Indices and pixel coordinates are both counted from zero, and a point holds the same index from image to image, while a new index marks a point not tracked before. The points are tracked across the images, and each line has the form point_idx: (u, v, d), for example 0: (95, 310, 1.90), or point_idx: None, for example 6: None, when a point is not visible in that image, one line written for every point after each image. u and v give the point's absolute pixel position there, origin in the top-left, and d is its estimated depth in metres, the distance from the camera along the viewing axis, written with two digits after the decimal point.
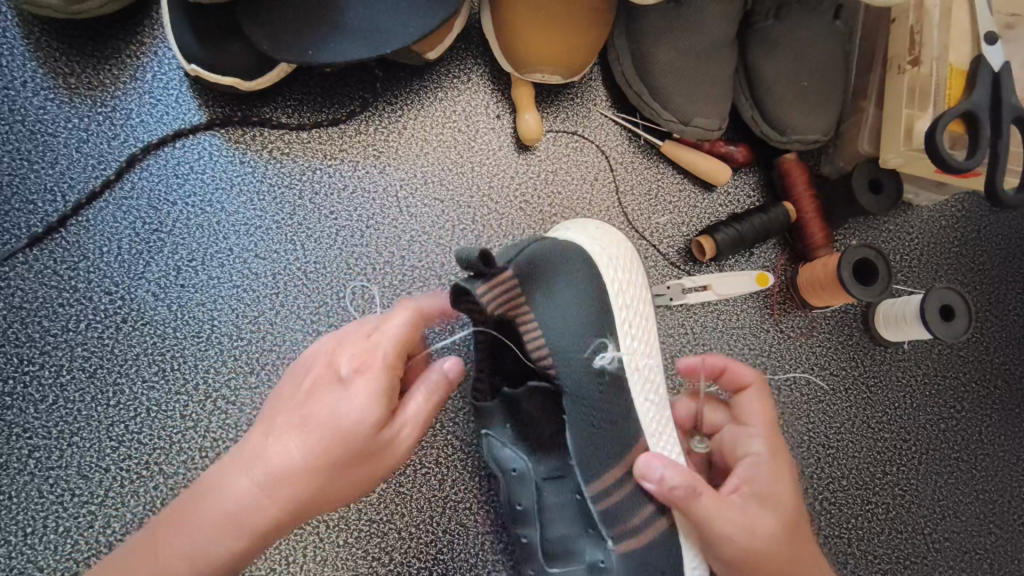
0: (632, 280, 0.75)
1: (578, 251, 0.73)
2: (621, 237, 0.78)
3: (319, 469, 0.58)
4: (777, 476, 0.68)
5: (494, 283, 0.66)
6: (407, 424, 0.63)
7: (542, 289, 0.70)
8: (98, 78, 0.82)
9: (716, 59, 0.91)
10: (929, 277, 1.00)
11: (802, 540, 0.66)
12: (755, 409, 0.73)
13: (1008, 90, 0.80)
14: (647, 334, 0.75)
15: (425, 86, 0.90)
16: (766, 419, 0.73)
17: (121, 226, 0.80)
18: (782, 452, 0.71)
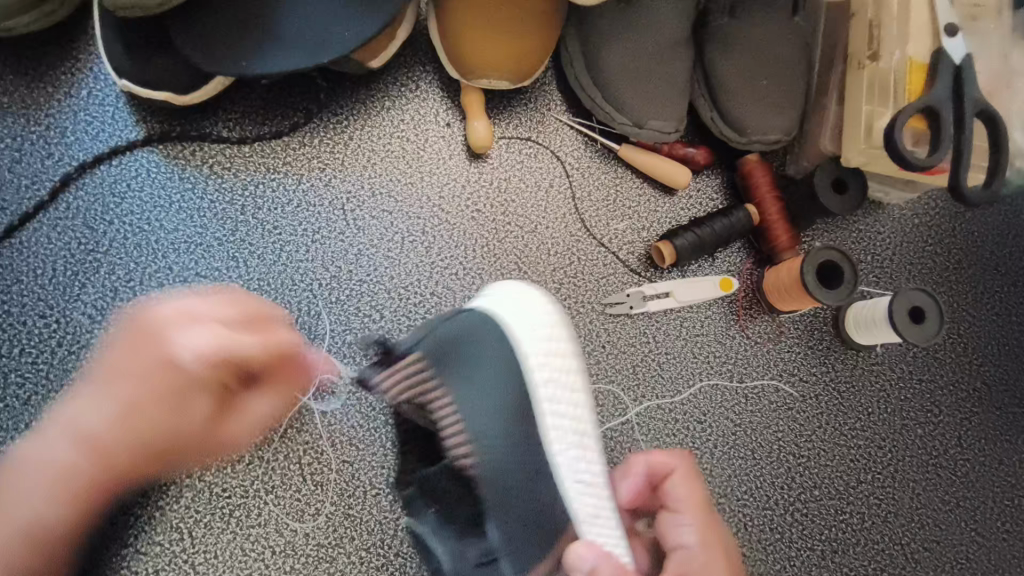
0: (557, 363, 0.68)
1: (495, 334, 0.68)
2: (551, 306, 0.71)
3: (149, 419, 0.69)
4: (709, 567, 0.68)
5: (391, 371, 0.67)
6: (244, 412, 0.75)
7: (456, 379, 0.67)
8: (31, 96, 0.80)
9: (672, 59, 0.88)
10: (902, 278, 0.97)
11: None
12: (682, 494, 0.73)
13: (971, 83, 0.77)
14: (578, 421, 0.69)
15: (371, 95, 0.88)
16: (692, 503, 0.73)
17: (55, 247, 0.78)
18: (713, 538, 0.71)
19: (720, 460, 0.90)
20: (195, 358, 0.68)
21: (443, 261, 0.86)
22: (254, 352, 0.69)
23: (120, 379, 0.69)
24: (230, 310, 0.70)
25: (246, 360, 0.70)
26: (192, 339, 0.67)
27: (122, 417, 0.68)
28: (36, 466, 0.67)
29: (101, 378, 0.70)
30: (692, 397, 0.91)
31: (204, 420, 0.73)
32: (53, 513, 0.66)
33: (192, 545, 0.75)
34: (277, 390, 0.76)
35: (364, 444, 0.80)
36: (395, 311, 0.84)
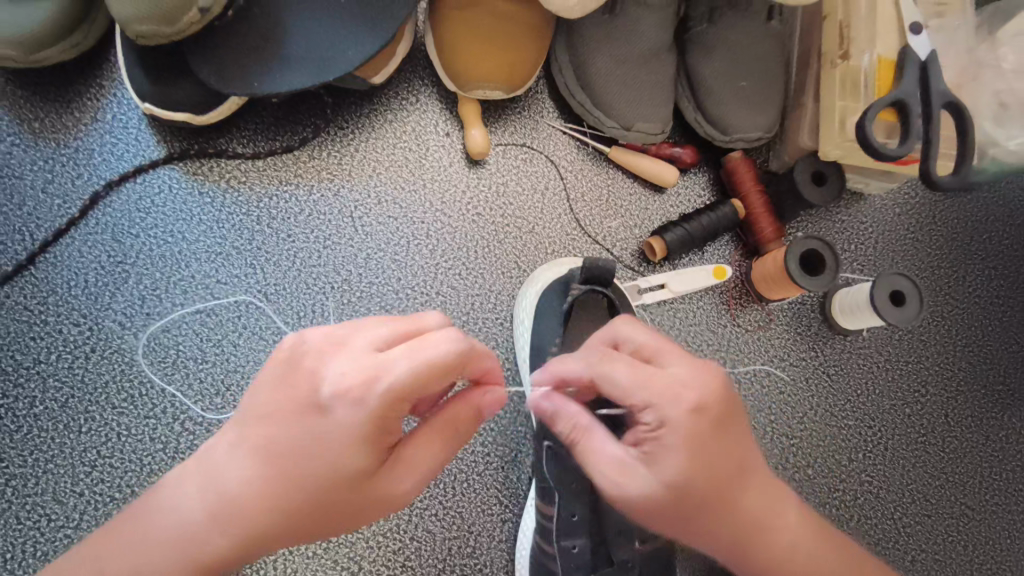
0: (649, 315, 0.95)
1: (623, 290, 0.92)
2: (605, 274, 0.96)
3: (382, 423, 0.56)
4: (674, 394, 0.60)
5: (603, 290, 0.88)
6: (412, 470, 0.59)
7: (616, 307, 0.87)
8: (61, 121, 0.86)
9: (656, 64, 0.94)
10: (886, 265, 1.02)
11: (711, 445, 0.61)
12: (649, 343, 0.65)
13: (936, 77, 0.82)
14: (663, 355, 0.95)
15: (374, 109, 0.93)
16: (648, 346, 0.65)
17: (87, 260, 0.84)
18: (699, 376, 0.62)
19: None
20: (365, 386, 0.55)
21: (447, 263, 0.92)
22: (404, 378, 0.55)
23: (302, 519, 0.57)
24: (400, 332, 0.60)
25: (404, 390, 0.55)
26: (492, 401, 0.61)
27: (280, 491, 0.56)
28: (217, 482, 0.57)
29: (307, 405, 0.57)
30: None
31: (353, 440, 0.56)
32: (256, 487, 0.56)
33: None
34: (444, 425, 0.60)
35: None
36: (403, 309, 0.89)
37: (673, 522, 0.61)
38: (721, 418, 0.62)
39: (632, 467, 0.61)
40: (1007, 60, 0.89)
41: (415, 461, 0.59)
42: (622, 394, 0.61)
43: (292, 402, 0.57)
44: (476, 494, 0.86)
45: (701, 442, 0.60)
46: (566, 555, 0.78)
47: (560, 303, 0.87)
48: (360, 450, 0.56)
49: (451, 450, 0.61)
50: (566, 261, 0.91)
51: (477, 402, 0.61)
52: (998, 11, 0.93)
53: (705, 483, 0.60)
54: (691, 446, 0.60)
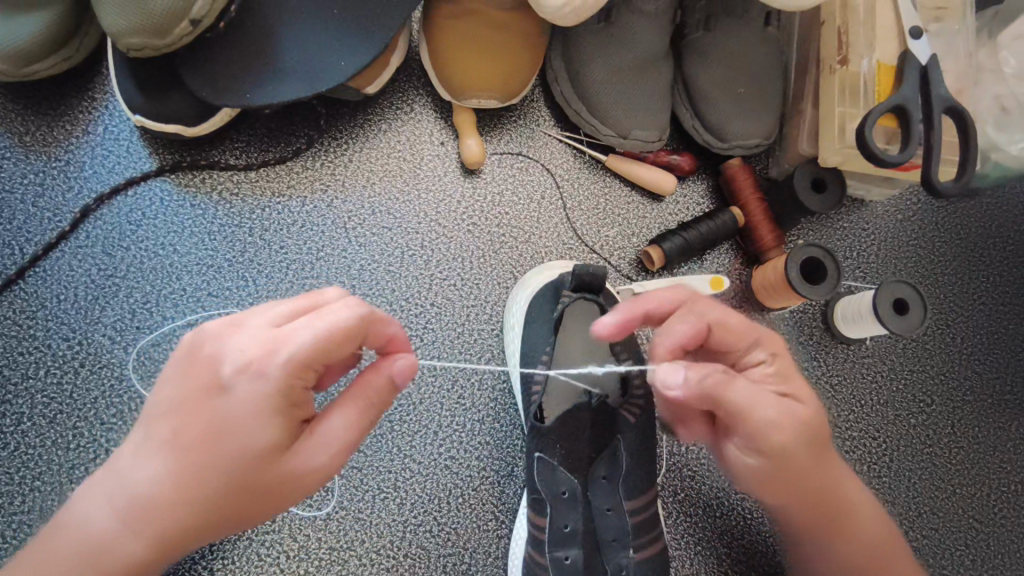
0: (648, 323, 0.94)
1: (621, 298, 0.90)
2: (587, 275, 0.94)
3: (285, 399, 0.54)
4: (767, 339, 0.67)
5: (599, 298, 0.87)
6: (324, 449, 0.57)
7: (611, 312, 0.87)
8: (51, 134, 0.86)
9: (652, 71, 0.93)
10: (889, 272, 1.00)
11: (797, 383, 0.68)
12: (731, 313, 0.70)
13: (937, 82, 0.80)
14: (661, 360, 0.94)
15: (368, 119, 0.93)
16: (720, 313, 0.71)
17: (77, 273, 0.83)
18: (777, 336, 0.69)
19: None
20: (264, 359, 0.54)
21: (441, 273, 0.91)
22: (304, 347, 0.54)
23: (215, 505, 0.55)
24: (301, 304, 0.59)
25: (306, 358, 0.54)
26: (404, 370, 0.58)
27: (185, 477, 0.55)
28: (123, 480, 0.56)
29: (205, 387, 0.55)
30: None
31: (258, 419, 0.54)
32: (162, 480, 0.55)
33: (210, 551, 0.78)
34: (356, 402, 0.58)
35: (372, 450, 0.84)
36: (396, 321, 0.88)
37: (789, 477, 0.65)
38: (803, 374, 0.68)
39: (782, 405, 0.63)
40: (1008, 65, 0.88)
41: (329, 439, 0.57)
42: (731, 333, 0.66)
43: (190, 385, 0.55)
44: (471, 509, 0.84)
45: (809, 394, 0.66)
46: (557, 566, 0.76)
47: (550, 307, 0.86)
48: (268, 426, 0.55)
49: (367, 427, 0.59)
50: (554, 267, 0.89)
51: (387, 373, 0.58)
52: (998, 16, 0.92)
53: (817, 437, 0.65)
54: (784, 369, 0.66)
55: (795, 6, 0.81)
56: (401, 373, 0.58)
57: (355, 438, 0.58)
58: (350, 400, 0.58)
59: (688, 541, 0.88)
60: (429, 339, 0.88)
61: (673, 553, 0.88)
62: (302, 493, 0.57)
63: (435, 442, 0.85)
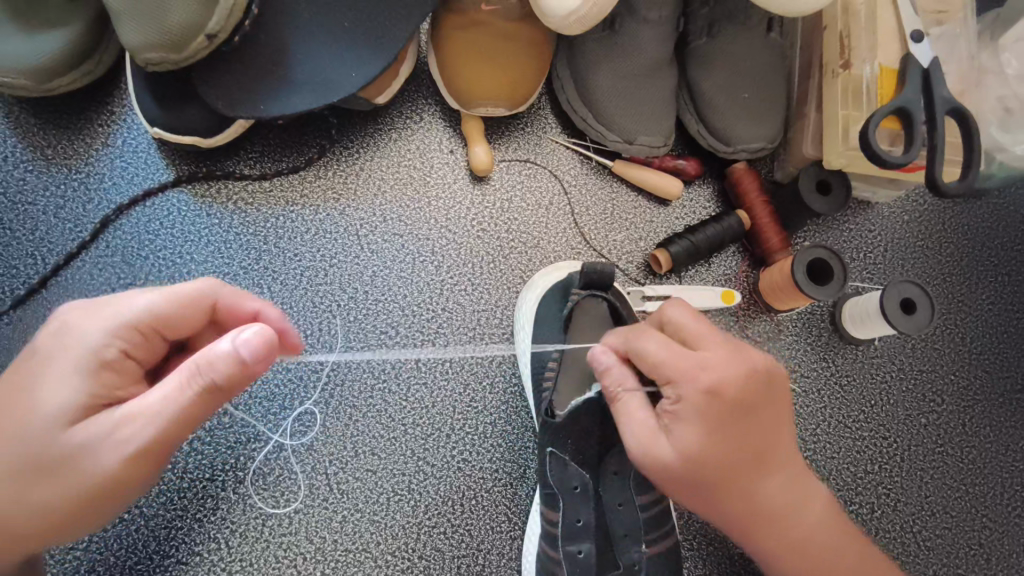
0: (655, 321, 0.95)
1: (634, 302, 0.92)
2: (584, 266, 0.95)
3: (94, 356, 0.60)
4: (694, 373, 0.62)
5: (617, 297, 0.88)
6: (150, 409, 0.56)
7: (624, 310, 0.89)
8: (72, 147, 0.88)
9: (657, 77, 0.94)
10: (896, 273, 1.01)
11: (731, 418, 0.63)
12: (694, 330, 0.66)
13: (939, 82, 0.81)
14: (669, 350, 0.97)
15: (379, 129, 0.95)
16: (691, 332, 0.66)
17: (96, 283, 0.85)
18: (734, 364, 0.63)
19: None
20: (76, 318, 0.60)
21: (452, 279, 0.92)
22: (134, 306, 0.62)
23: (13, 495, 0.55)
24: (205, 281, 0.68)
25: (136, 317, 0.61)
26: (248, 339, 0.56)
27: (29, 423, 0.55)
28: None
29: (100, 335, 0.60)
30: None
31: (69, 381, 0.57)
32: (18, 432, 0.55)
33: (228, 554, 0.80)
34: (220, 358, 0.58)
35: (386, 453, 0.85)
36: (408, 326, 0.90)
37: (704, 492, 0.65)
38: (746, 402, 0.63)
39: (662, 438, 0.63)
40: (1011, 66, 0.89)
41: (147, 412, 0.55)
42: (661, 367, 0.64)
43: (21, 364, 0.58)
44: (484, 511, 0.85)
45: (719, 422, 0.62)
46: (571, 560, 0.77)
47: (560, 306, 0.87)
48: (74, 393, 0.56)
49: (204, 408, 0.57)
50: (563, 267, 0.91)
51: (227, 343, 0.55)
52: (999, 17, 0.93)
53: (726, 462, 0.63)
54: (707, 419, 0.62)
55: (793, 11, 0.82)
56: (247, 343, 0.56)
57: (180, 416, 0.56)
58: (205, 365, 0.55)
59: (701, 541, 0.89)
60: (441, 343, 0.90)
61: (687, 553, 0.88)
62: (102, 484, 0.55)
63: (447, 444, 0.86)
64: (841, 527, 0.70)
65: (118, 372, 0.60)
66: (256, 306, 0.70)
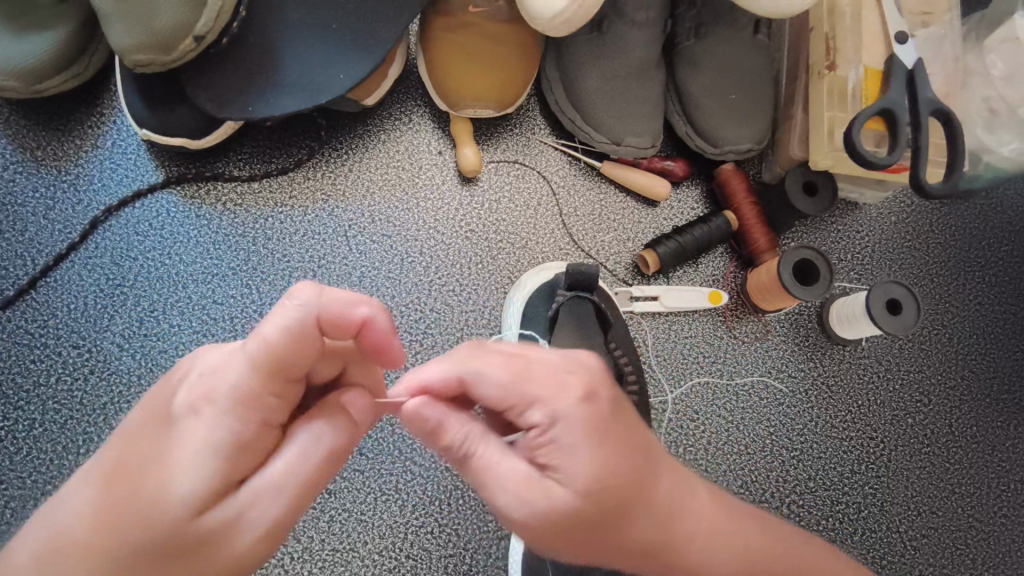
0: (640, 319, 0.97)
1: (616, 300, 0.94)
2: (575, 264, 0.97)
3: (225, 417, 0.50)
4: (557, 386, 0.53)
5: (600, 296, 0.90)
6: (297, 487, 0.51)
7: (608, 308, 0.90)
8: (62, 149, 0.88)
9: (644, 79, 0.95)
10: (884, 274, 1.01)
11: (626, 436, 0.54)
12: (514, 338, 0.56)
13: (923, 84, 0.82)
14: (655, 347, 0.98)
15: (368, 130, 0.95)
16: (521, 341, 0.56)
17: (85, 283, 0.86)
18: (570, 360, 0.55)
19: (715, 456, 0.93)
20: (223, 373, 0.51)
21: (440, 279, 0.92)
22: (276, 343, 0.50)
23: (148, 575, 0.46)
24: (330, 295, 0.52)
25: (284, 354, 0.50)
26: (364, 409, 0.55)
27: (120, 516, 0.47)
28: (62, 520, 0.47)
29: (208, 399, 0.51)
30: (684, 396, 0.94)
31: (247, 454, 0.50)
32: (96, 523, 0.46)
33: None
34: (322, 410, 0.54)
35: (373, 453, 0.85)
36: (397, 327, 0.90)
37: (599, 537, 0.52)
38: (616, 404, 0.55)
39: (529, 491, 0.51)
40: (997, 67, 0.89)
41: (272, 495, 0.50)
42: (511, 390, 0.52)
43: (156, 427, 0.51)
44: (471, 511, 0.85)
45: (616, 434, 0.53)
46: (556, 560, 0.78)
47: (547, 307, 0.87)
48: (205, 475, 0.48)
49: (314, 486, 0.52)
50: (550, 267, 0.91)
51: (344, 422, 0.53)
52: (984, 20, 0.94)
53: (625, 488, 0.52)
54: (593, 435, 0.51)
55: (773, 12, 0.83)
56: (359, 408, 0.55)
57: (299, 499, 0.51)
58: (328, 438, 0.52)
59: None
60: (429, 344, 0.90)
61: None
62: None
63: None
64: (770, 531, 0.62)
65: (255, 441, 0.51)
66: (365, 312, 0.54)
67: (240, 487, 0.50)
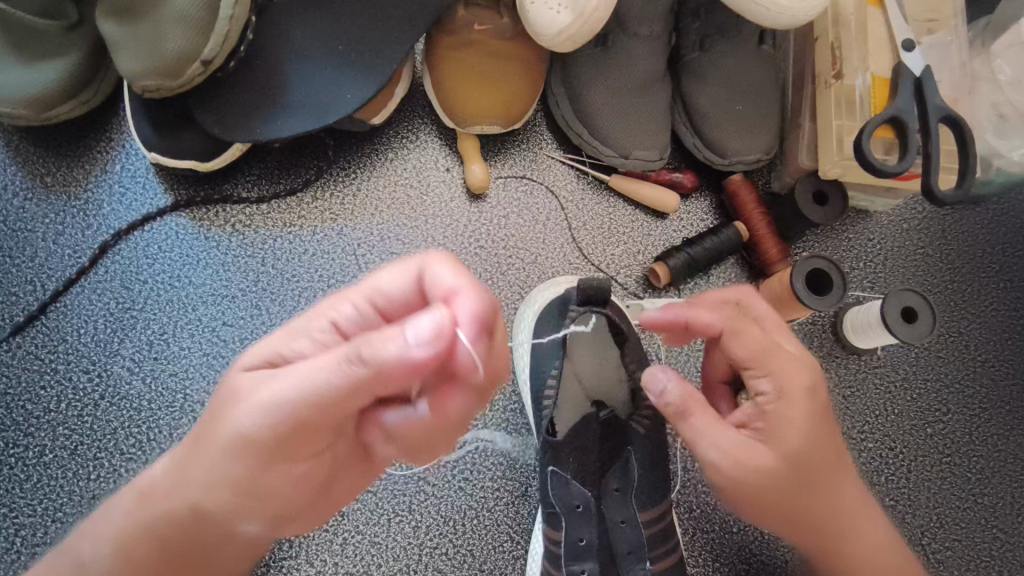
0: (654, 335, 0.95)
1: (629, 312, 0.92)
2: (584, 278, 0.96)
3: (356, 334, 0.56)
4: (792, 367, 0.65)
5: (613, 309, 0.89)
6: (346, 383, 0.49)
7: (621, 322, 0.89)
8: (71, 174, 0.89)
9: (650, 92, 0.95)
10: (898, 281, 1.00)
11: (821, 425, 0.65)
12: (769, 314, 0.69)
13: (932, 92, 0.81)
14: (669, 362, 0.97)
15: (375, 149, 0.95)
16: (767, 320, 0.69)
17: (95, 308, 0.86)
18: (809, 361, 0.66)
19: None
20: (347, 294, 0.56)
21: None
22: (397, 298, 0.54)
23: (205, 446, 0.56)
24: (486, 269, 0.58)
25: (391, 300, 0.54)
26: (417, 335, 0.44)
27: (227, 402, 0.55)
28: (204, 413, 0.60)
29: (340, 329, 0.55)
30: None
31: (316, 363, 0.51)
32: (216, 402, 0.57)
33: None
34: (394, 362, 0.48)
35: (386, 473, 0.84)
36: None
37: (784, 494, 0.65)
38: (828, 402, 0.67)
39: (749, 450, 0.63)
40: (1004, 73, 0.89)
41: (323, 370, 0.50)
42: (751, 358, 0.66)
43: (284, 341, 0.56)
44: (486, 530, 0.84)
45: (817, 417, 0.65)
46: None
47: (557, 323, 0.87)
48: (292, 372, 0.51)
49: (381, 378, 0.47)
50: (560, 282, 0.90)
51: (394, 343, 0.45)
52: (990, 26, 0.93)
53: (816, 457, 0.65)
54: (808, 418, 0.64)
55: (770, 21, 0.82)
56: (420, 332, 0.44)
57: (337, 393, 0.49)
58: (374, 347, 0.46)
59: (706, 558, 0.88)
60: None
61: (691, 569, 0.87)
62: (243, 454, 0.54)
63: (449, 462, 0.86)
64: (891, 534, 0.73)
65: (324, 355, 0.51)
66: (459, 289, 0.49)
67: (300, 377, 0.50)
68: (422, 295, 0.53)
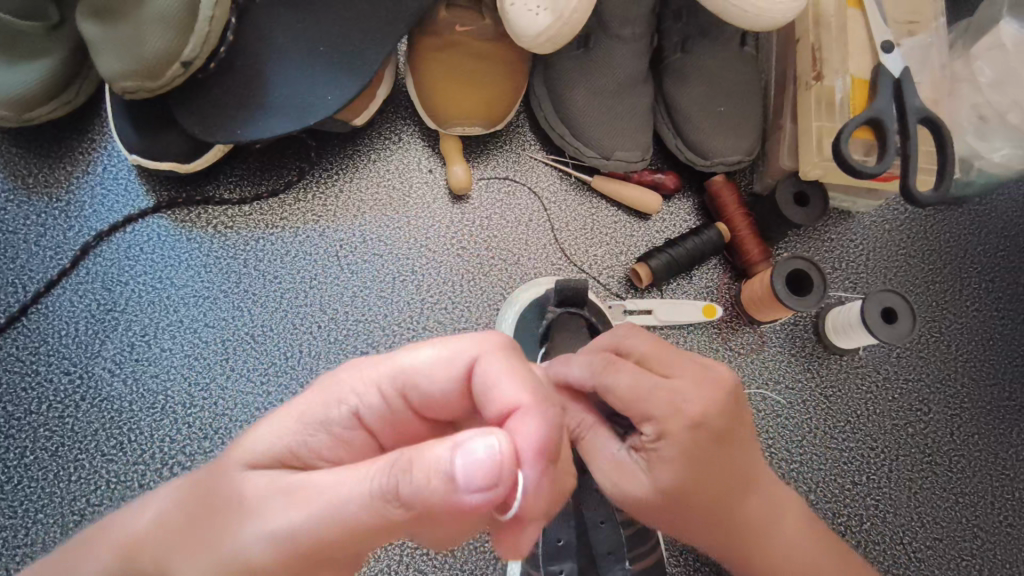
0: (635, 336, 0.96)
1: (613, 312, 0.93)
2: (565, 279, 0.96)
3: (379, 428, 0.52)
4: (676, 406, 0.61)
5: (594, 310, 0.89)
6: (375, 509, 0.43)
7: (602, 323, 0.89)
8: (53, 175, 0.89)
9: (633, 93, 0.95)
10: (879, 282, 1.00)
11: (709, 457, 0.63)
12: (649, 347, 0.64)
13: (910, 93, 0.82)
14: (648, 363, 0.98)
15: (358, 150, 0.95)
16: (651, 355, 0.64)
17: (77, 309, 0.86)
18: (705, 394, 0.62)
19: None
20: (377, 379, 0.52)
21: (433, 297, 0.92)
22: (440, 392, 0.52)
23: (188, 547, 0.48)
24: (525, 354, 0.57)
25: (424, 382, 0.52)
26: (471, 464, 0.40)
27: (227, 500, 0.49)
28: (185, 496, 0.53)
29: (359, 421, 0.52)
30: None
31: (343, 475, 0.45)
32: (208, 493, 0.50)
33: None
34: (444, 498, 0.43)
35: None
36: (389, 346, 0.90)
37: (670, 519, 0.66)
38: (722, 430, 0.63)
39: (623, 474, 0.63)
40: (984, 75, 0.89)
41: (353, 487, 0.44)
42: (631, 404, 0.61)
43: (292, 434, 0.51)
44: None
45: (700, 453, 0.62)
46: None
47: (537, 324, 0.87)
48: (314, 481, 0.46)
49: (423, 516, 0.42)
50: (541, 283, 0.90)
51: (445, 459, 0.41)
52: (971, 27, 0.94)
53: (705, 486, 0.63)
54: (689, 456, 0.61)
55: (749, 23, 0.82)
56: (471, 459, 0.40)
57: (362, 522, 0.43)
58: (417, 478, 0.41)
59: (687, 557, 0.88)
60: None
61: (672, 569, 0.87)
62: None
63: None
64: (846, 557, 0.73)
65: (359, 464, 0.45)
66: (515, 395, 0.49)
67: (319, 494, 0.45)
68: (463, 389, 0.52)
